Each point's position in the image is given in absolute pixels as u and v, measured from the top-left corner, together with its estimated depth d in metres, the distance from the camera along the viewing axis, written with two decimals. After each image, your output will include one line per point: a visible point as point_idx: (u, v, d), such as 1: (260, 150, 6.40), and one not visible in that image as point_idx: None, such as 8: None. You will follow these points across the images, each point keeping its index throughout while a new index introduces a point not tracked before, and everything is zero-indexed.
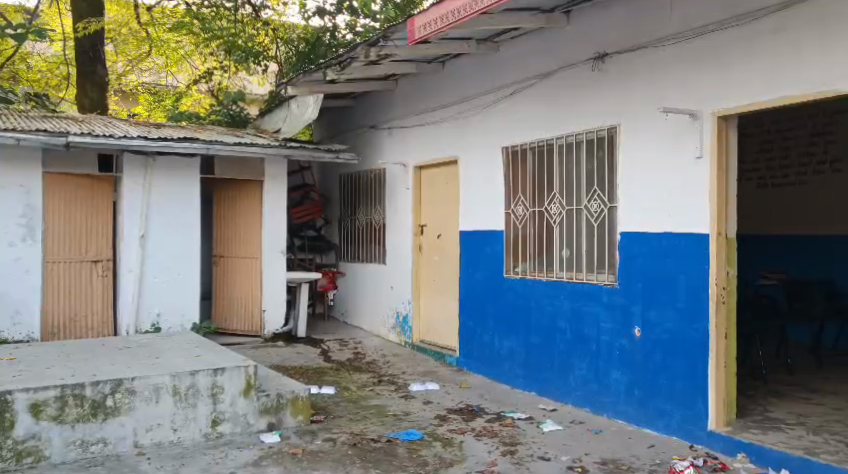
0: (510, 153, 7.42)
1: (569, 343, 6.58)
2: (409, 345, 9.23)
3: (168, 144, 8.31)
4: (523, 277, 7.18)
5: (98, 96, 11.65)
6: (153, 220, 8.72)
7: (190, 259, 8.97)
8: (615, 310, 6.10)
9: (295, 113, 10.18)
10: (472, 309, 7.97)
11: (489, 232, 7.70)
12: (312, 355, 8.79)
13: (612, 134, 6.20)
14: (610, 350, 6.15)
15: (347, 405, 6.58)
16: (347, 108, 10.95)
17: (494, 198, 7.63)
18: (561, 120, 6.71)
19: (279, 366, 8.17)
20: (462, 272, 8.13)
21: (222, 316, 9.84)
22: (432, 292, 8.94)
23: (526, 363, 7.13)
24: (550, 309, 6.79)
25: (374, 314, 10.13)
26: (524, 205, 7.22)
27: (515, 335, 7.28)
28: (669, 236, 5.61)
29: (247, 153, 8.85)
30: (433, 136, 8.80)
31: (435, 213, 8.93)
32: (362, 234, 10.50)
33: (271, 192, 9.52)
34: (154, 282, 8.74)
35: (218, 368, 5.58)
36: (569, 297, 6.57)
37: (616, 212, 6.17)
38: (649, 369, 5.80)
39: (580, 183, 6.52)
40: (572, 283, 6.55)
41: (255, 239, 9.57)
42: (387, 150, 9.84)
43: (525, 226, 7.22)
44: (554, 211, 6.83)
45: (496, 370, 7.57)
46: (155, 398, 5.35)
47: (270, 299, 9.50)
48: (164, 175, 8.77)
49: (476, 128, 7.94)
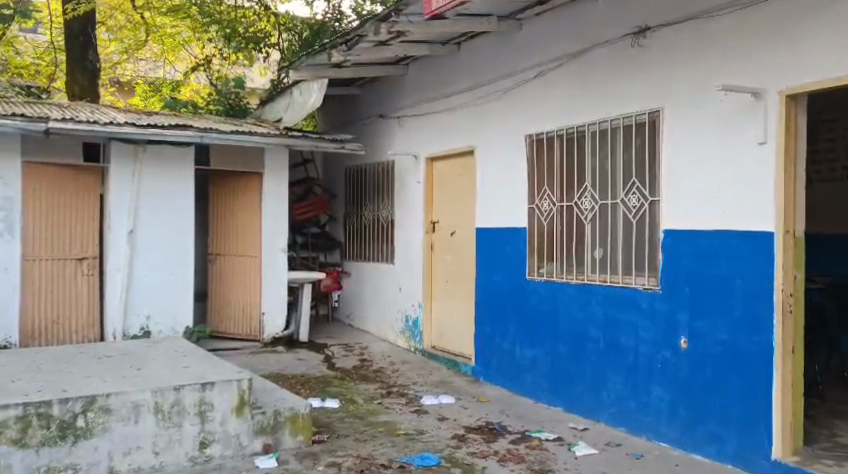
0: (535, 142, 6.72)
1: (603, 355, 5.92)
2: (420, 352, 8.54)
3: (159, 131, 7.62)
4: (551, 281, 6.48)
5: (88, 85, 10.93)
6: (143, 216, 8.03)
7: (184, 257, 8.29)
8: (657, 319, 5.43)
9: (298, 101, 9.47)
10: (490, 314, 7.29)
11: (509, 228, 7.02)
12: (315, 363, 8.11)
13: (654, 119, 5.48)
14: (651, 364, 5.48)
15: (353, 422, 5.88)
16: (354, 96, 10.26)
17: (515, 193, 6.94)
18: (595, 104, 6.00)
19: (279, 375, 7.48)
20: (479, 273, 7.45)
21: (218, 319, 9.16)
22: (445, 295, 8.24)
23: (552, 374, 6.46)
24: (581, 316, 6.13)
25: (381, 317, 9.45)
26: (550, 199, 6.52)
27: (539, 344, 6.62)
28: (722, 235, 4.93)
29: (244, 141, 8.14)
30: (447, 125, 8.09)
31: (448, 208, 8.24)
32: (369, 231, 9.82)
33: (271, 186, 8.83)
34: (144, 282, 8.06)
35: (207, 382, 4.89)
36: (603, 302, 5.90)
37: (658, 207, 5.46)
38: (698, 385, 5.10)
39: (616, 174, 5.82)
40: (606, 287, 5.87)
41: (254, 236, 8.86)
42: (397, 140, 9.14)
43: (552, 224, 6.52)
44: (586, 206, 6.13)
45: (516, 382, 6.90)
46: (133, 417, 4.65)
47: (270, 301, 8.80)
48: (156, 166, 8.08)
49: (496, 115, 7.24)
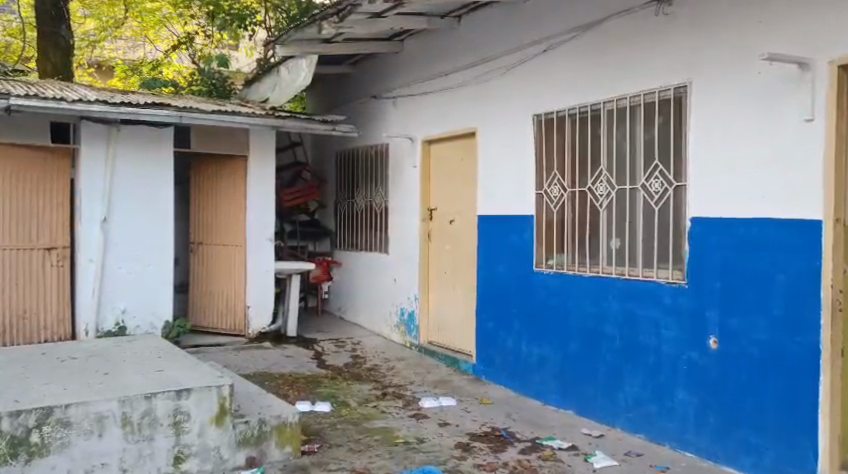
0: (543, 122, 6.17)
1: (619, 355, 5.41)
2: (416, 347, 8.02)
3: (133, 110, 7.02)
4: (561, 273, 5.96)
5: (60, 61, 10.29)
6: (117, 203, 7.44)
7: (162, 247, 7.72)
8: (681, 315, 4.91)
9: (285, 80, 8.91)
10: (493, 308, 6.78)
11: (515, 216, 6.49)
12: (304, 360, 7.57)
13: (680, 95, 4.94)
14: (675, 365, 4.97)
15: (347, 429, 5.35)
16: (346, 76, 9.67)
17: (522, 178, 6.40)
18: (612, 79, 5.46)
19: (265, 374, 6.94)
20: (482, 264, 6.92)
21: (199, 312, 8.59)
22: (443, 288, 7.71)
23: (561, 374, 5.95)
24: (595, 312, 5.61)
25: (374, 310, 8.92)
26: (561, 184, 5.98)
27: (547, 341, 6.10)
28: (759, 224, 4.41)
29: (227, 121, 7.54)
30: (446, 105, 7.53)
31: (447, 194, 7.69)
32: (361, 219, 9.26)
33: (256, 170, 8.24)
34: (119, 274, 7.48)
35: (182, 390, 4.34)
36: (619, 297, 5.39)
37: (684, 192, 4.92)
38: (730, 391, 4.58)
39: (636, 157, 5.28)
40: (624, 280, 5.35)
41: (238, 225, 8.29)
42: (391, 122, 8.57)
43: (562, 211, 5.98)
44: (601, 192, 5.59)
45: (522, 382, 6.39)
46: (97, 430, 4.10)
47: (256, 293, 8.25)
48: (131, 148, 7.48)
49: (501, 93, 6.69)
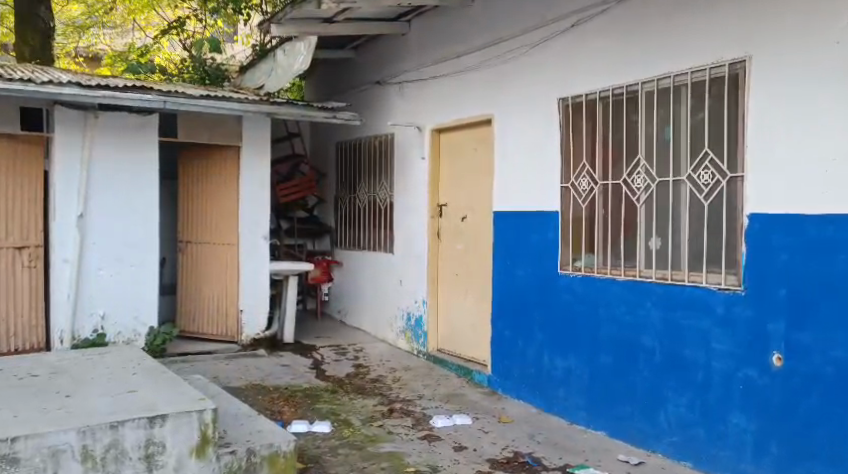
0: (570, 106, 5.50)
1: (659, 370, 4.73)
2: (424, 355, 7.37)
3: (110, 94, 6.35)
4: (591, 277, 5.29)
5: (40, 45, 9.62)
6: (95, 196, 6.77)
7: (145, 247, 7.05)
8: (737, 327, 4.23)
9: (282, 65, 8.22)
10: (511, 314, 6.11)
11: (537, 212, 5.82)
12: (301, 370, 6.91)
13: (736, 72, 4.25)
14: (729, 383, 4.28)
15: (349, 455, 4.69)
16: (348, 61, 9.00)
17: (545, 170, 5.73)
18: (653, 55, 4.79)
19: (257, 387, 6.28)
20: (499, 265, 6.26)
21: (188, 316, 7.92)
22: (454, 291, 7.05)
23: (591, 390, 5.28)
24: (632, 321, 4.94)
25: (378, 314, 8.27)
26: (590, 177, 5.31)
27: (574, 352, 5.43)
28: (837, 221, 3.72)
29: (215, 107, 6.86)
30: (458, 90, 6.86)
31: (458, 188, 7.01)
32: (364, 215, 8.59)
33: (249, 162, 7.56)
34: (97, 276, 6.82)
35: (155, 417, 3.67)
36: (661, 304, 4.71)
37: (739, 185, 4.23)
38: (798, 416, 3.90)
39: (681, 145, 4.60)
40: (665, 285, 4.68)
41: (230, 221, 7.61)
42: (397, 110, 7.89)
43: (592, 207, 5.31)
44: (639, 185, 4.91)
45: (545, 397, 5.72)
46: (51, 468, 3.44)
47: (249, 296, 7.58)
48: (111, 137, 6.81)
49: (521, 75, 6.02)
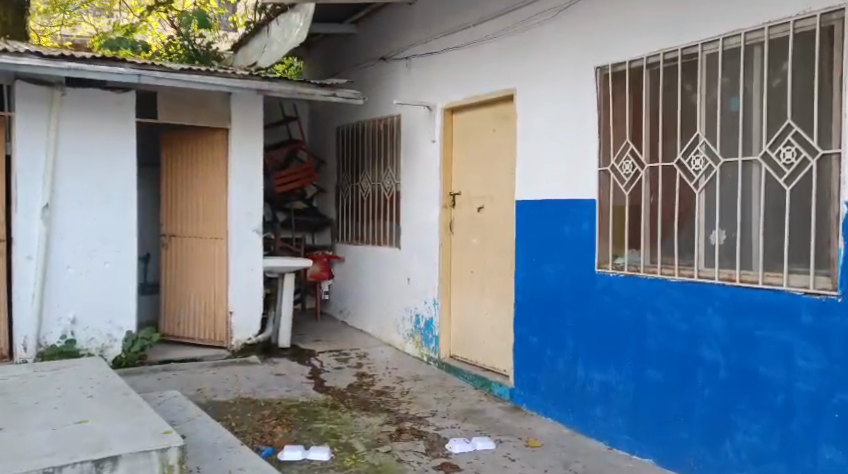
0: (610, 76, 4.69)
1: (724, 390, 3.93)
2: (436, 363, 6.59)
3: (76, 66, 5.54)
4: (635, 276, 4.49)
5: (12, 20, 8.81)
6: (62, 184, 5.97)
7: (121, 242, 6.25)
8: (830, 341, 3.42)
9: (277, 38, 7.41)
10: (538, 319, 5.32)
11: (569, 201, 5.01)
12: (297, 380, 6.12)
13: (831, 24, 3.42)
14: (818, 410, 3.48)
15: None
16: (349, 36, 8.17)
17: (579, 152, 4.92)
18: (716, 10, 3.96)
19: (246, 402, 5.50)
20: (524, 263, 5.45)
21: (172, 318, 7.13)
22: (469, 291, 6.25)
23: (637, 411, 4.48)
24: (688, 330, 4.13)
25: (384, 316, 7.48)
26: (635, 159, 4.50)
27: (617, 365, 4.63)
28: None
29: (199, 83, 6.04)
30: (474, 63, 6.04)
31: (473, 174, 6.21)
32: (368, 205, 7.79)
33: (239, 146, 6.75)
34: (66, 275, 6.02)
35: (103, 460, 2.88)
36: (726, 311, 3.90)
37: (833, 163, 3.42)
38: None
39: (753, 118, 3.78)
40: (732, 288, 3.87)
41: (218, 213, 6.82)
42: (404, 88, 7.08)
43: (637, 194, 4.50)
44: (697, 167, 4.08)
45: (580, 416, 4.93)
46: None
47: (239, 297, 6.79)
48: (81, 119, 6.01)
49: (550, 43, 5.20)
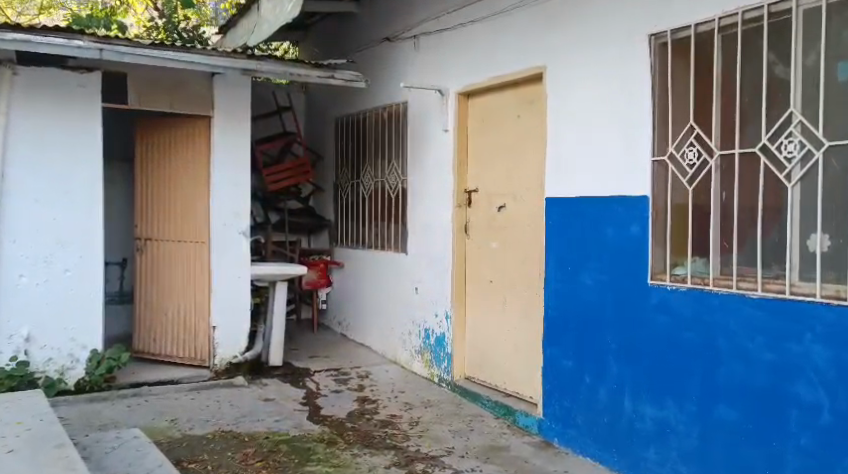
0: (669, 46, 3.84)
1: (828, 439, 3.07)
2: (448, 385, 5.73)
3: (24, 37, 4.69)
4: (703, 292, 3.62)
5: None
6: (13, 181, 5.12)
7: (83, 246, 5.38)
8: None
9: (268, 15, 6.54)
10: (575, 339, 4.45)
11: (614, 198, 4.15)
12: (289, 407, 5.27)
13: None
14: None
15: None
16: (349, 16, 7.32)
17: (628, 138, 4.05)
18: None
19: (227, 436, 4.64)
20: (556, 271, 4.59)
21: (147, 334, 6.27)
22: (488, 303, 5.39)
23: (706, 458, 3.62)
24: (778, 361, 3.27)
25: (388, 329, 6.62)
26: (704, 144, 3.64)
27: (678, 400, 3.76)
28: None
29: (173, 61, 5.17)
30: (494, 39, 5.18)
31: (492, 168, 5.36)
32: (370, 204, 6.93)
33: (223, 136, 5.89)
34: (18, 285, 5.17)
35: None
36: (833, 338, 3.04)
37: None
38: None
39: None
40: (841, 309, 3.01)
41: (200, 212, 5.96)
42: (413, 70, 6.23)
43: (704, 189, 3.65)
44: (790, 151, 3.22)
45: (628, 459, 4.07)
46: None
47: (223, 309, 5.93)
48: (37, 105, 5.17)
49: (589, 9, 4.34)
